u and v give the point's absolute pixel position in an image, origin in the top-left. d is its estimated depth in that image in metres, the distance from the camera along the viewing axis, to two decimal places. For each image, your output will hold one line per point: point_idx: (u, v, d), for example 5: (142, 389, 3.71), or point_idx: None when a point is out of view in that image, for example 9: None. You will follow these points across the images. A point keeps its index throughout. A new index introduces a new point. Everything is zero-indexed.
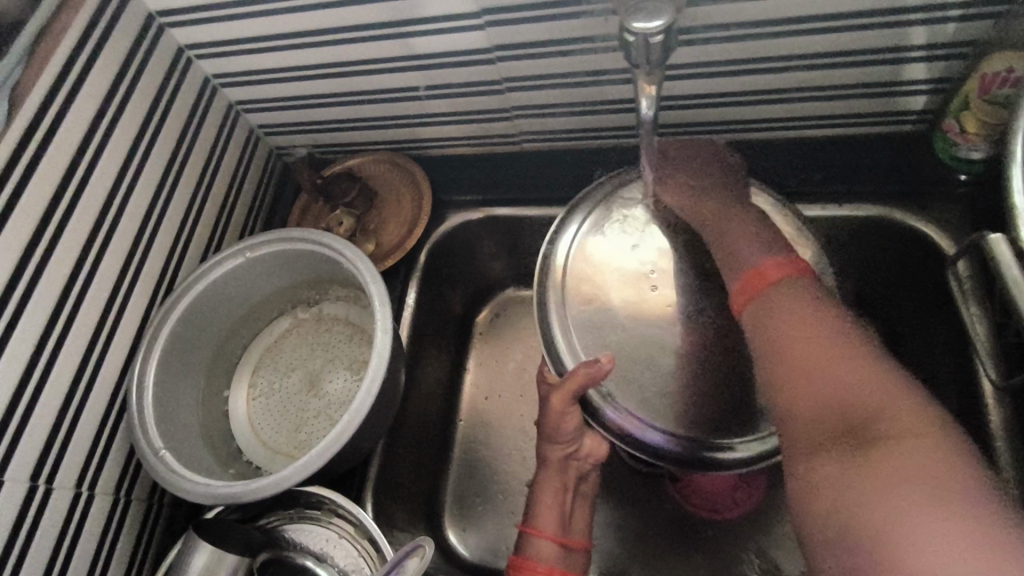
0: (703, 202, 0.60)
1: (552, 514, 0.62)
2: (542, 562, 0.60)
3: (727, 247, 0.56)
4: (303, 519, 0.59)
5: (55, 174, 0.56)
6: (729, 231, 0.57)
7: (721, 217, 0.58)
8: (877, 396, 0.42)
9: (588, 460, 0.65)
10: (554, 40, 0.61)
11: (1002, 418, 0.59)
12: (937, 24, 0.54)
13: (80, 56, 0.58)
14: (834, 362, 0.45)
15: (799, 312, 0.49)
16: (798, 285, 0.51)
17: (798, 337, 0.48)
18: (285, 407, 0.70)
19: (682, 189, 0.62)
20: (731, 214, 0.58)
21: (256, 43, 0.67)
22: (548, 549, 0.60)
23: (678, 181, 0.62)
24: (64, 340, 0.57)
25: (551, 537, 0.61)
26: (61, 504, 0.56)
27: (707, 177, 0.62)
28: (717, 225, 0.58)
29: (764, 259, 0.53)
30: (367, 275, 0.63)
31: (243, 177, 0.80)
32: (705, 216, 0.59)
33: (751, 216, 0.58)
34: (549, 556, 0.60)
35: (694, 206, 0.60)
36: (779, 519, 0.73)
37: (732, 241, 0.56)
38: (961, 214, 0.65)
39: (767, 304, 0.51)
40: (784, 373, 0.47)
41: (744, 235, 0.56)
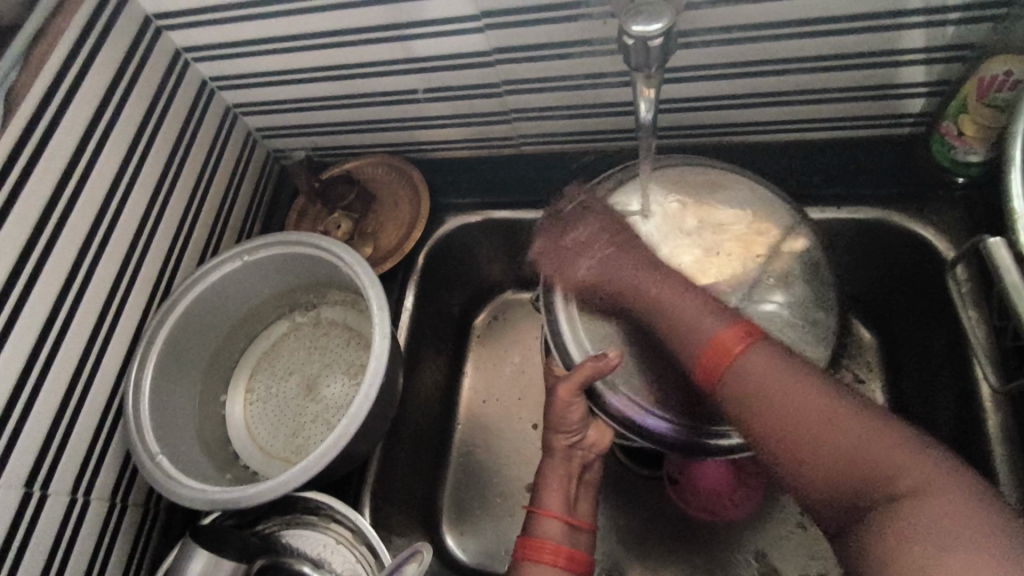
0: (629, 269, 0.58)
1: (558, 499, 0.60)
2: (550, 541, 0.57)
3: (672, 313, 0.54)
4: (301, 525, 0.58)
5: (52, 178, 0.55)
6: (665, 300, 0.55)
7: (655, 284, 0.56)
8: (878, 439, 0.43)
9: (592, 449, 0.63)
10: (553, 43, 0.61)
11: (998, 422, 0.58)
12: (936, 27, 0.54)
13: (77, 58, 0.57)
14: (830, 421, 0.45)
15: (770, 380, 0.48)
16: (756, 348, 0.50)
17: (781, 393, 0.47)
18: (283, 411, 0.70)
19: (602, 263, 0.60)
20: (659, 277, 0.57)
21: (254, 46, 0.67)
22: (556, 530, 0.58)
23: (592, 255, 0.61)
24: (60, 344, 0.56)
25: (557, 518, 0.59)
26: (57, 509, 0.55)
27: (609, 247, 0.61)
28: (654, 293, 0.56)
29: (717, 327, 0.51)
30: (365, 279, 0.62)
31: (241, 180, 0.80)
32: (639, 285, 0.57)
33: (673, 277, 0.56)
34: (556, 538, 0.58)
35: (621, 276, 0.59)
36: (778, 523, 0.73)
37: (676, 312, 0.54)
38: (959, 218, 0.65)
39: (737, 381, 0.49)
40: (776, 423, 0.47)
41: (683, 301, 0.54)
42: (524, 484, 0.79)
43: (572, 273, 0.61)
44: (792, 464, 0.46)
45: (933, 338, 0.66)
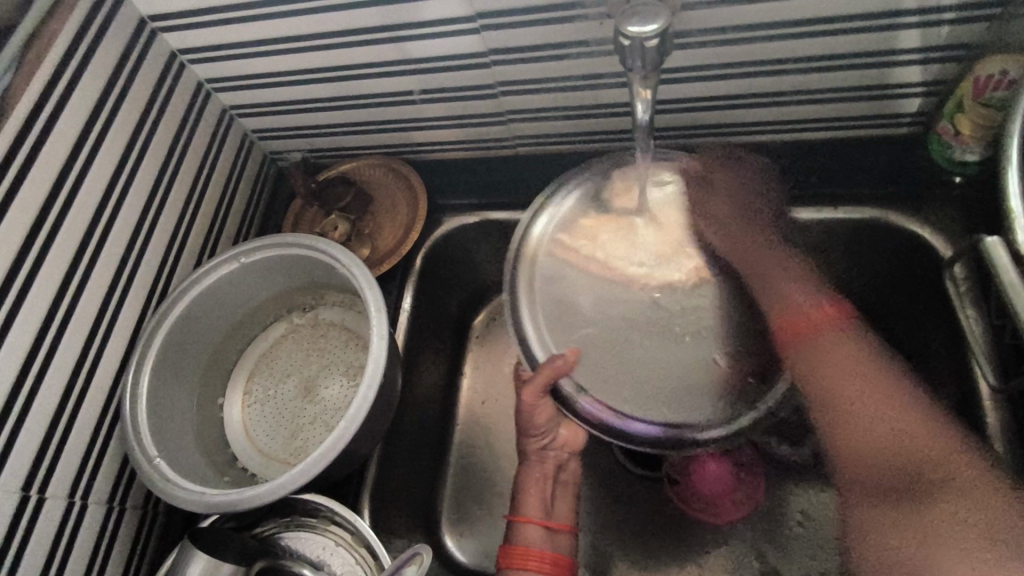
0: (745, 233, 0.62)
1: (535, 503, 0.61)
2: (533, 546, 0.58)
3: (767, 281, 0.59)
4: (300, 527, 0.58)
5: (47, 180, 0.55)
6: (764, 269, 0.59)
7: (753, 255, 0.60)
8: (923, 431, 0.47)
9: (564, 450, 0.64)
10: (549, 43, 0.61)
11: (999, 421, 0.58)
12: (931, 27, 0.55)
13: (72, 60, 0.57)
14: (891, 405, 0.49)
15: (843, 360, 0.52)
16: (835, 328, 0.54)
17: (843, 376, 0.51)
18: (281, 413, 0.70)
19: (730, 215, 0.63)
20: (770, 252, 0.61)
21: (250, 47, 0.67)
22: (537, 535, 0.59)
23: (730, 209, 0.63)
24: (56, 347, 0.56)
25: (536, 522, 0.59)
26: (54, 512, 0.55)
27: (754, 210, 0.64)
28: (752, 262, 0.60)
29: (806, 304, 0.56)
30: (362, 281, 0.62)
31: (238, 182, 0.80)
32: (742, 248, 0.61)
33: (774, 250, 0.61)
34: (538, 542, 0.58)
35: (738, 233, 0.62)
36: (778, 522, 0.73)
37: (772, 282, 0.58)
38: (957, 216, 0.65)
39: (812, 352, 0.54)
40: (827, 402, 0.51)
41: (783, 275, 0.59)
42: None
43: (713, 211, 0.63)
44: (844, 445, 0.50)
45: (931, 335, 0.67)
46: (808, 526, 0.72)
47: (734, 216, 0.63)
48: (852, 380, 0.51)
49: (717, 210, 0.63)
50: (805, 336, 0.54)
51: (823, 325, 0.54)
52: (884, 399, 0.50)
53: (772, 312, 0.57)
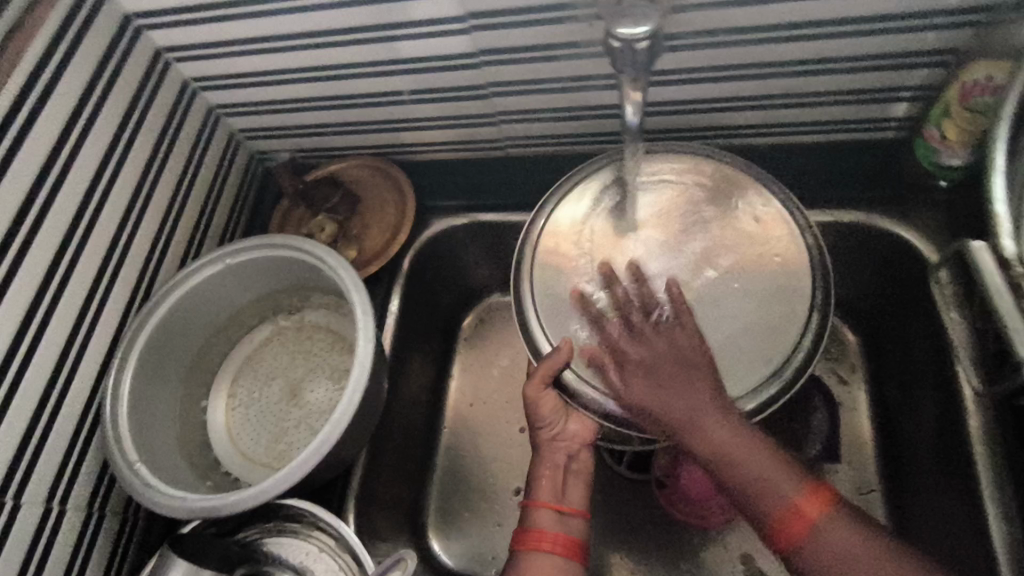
0: (675, 397, 0.52)
1: (551, 485, 0.59)
2: (548, 529, 0.57)
3: (701, 437, 0.51)
4: (283, 533, 0.57)
5: (26, 179, 0.54)
6: (723, 450, 0.50)
7: (687, 412, 0.52)
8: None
9: (575, 441, 0.62)
10: (539, 45, 0.61)
11: (982, 424, 0.58)
12: (919, 33, 0.55)
13: (53, 57, 0.56)
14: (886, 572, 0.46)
15: (852, 556, 0.46)
16: (830, 513, 0.48)
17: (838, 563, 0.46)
18: (265, 416, 0.69)
19: (639, 388, 0.54)
20: (700, 406, 0.52)
21: (237, 46, 0.66)
22: (550, 518, 0.57)
23: (637, 373, 0.54)
24: (35, 350, 0.55)
25: (549, 505, 0.58)
26: (31, 517, 0.54)
27: (664, 359, 0.54)
28: (689, 428, 0.51)
29: (791, 491, 0.49)
30: (349, 283, 0.62)
31: (223, 182, 0.79)
32: (664, 398, 0.53)
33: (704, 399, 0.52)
34: (551, 526, 0.57)
35: (661, 397, 0.53)
36: (765, 526, 0.73)
37: (745, 461, 0.50)
38: (942, 221, 0.65)
39: (815, 557, 0.47)
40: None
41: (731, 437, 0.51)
42: (510, 488, 0.78)
43: (615, 387, 0.55)
44: None
45: (918, 338, 0.66)
46: None
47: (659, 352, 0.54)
48: (859, 568, 0.46)
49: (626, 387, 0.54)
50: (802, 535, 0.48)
51: (811, 517, 0.48)
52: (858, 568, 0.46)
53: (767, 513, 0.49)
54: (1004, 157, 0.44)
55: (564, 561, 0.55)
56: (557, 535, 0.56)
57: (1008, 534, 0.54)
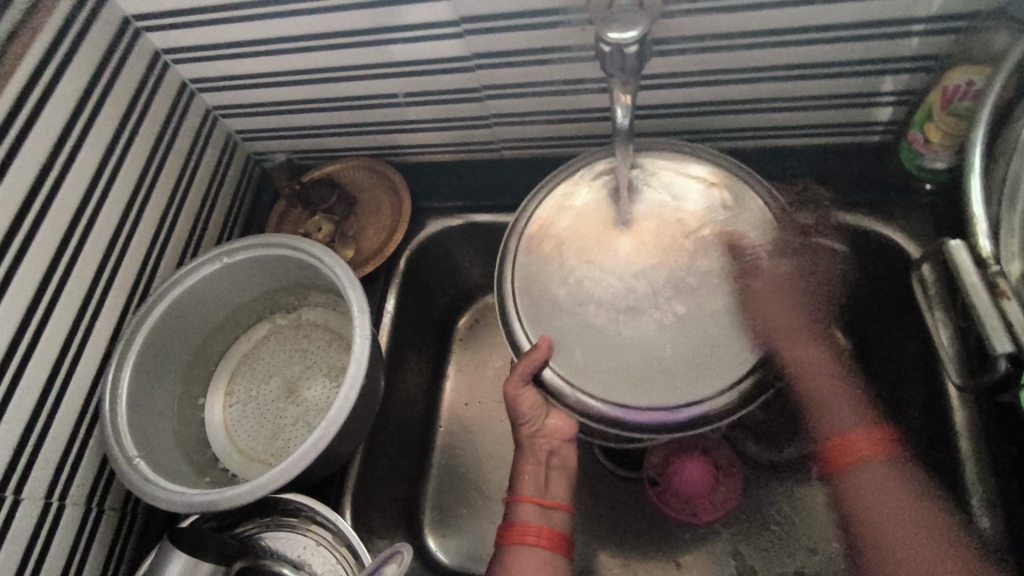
0: (785, 317, 0.58)
1: (534, 480, 0.60)
2: (531, 522, 0.58)
3: (792, 345, 0.57)
4: (282, 527, 0.58)
5: (27, 178, 0.55)
6: (812, 374, 0.58)
7: (785, 329, 0.57)
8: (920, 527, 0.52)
9: (556, 438, 0.62)
10: (533, 49, 0.62)
11: (967, 419, 0.60)
12: (901, 39, 0.56)
13: (53, 58, 0.57)
14: (913, 511, 0.53)
15: (886, 493, 0.54)
16: (880, 454, 0.55)
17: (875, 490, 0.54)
18: (262, 413, 0.70)
19: (757, 300, 0.58)
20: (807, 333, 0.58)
21: (234, 48, 0.67)
22: (533, 513, 0.59)
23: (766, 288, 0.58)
24: (34, 347, 0.56)
25: (532, 500, 0.59)
26: (31, 513, 0.55)
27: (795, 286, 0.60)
28: (798, 352, 0.58)
29: (850, 427, 0.57)
30: (346, 281, 0.63)
31: (221, 183, 0.80)
32: (776, 313, 0.57)
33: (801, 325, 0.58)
34: (535, 520, 0.58)
35: (772, 318, 0.57)
36: (755, 522, 0.74)
37: (820, 387, 0.58)
38: (925, 222, 0.67)
39: (852, 485, 0.55)
40: (864, 502, 0.54)
41: (824, 369, 0.58)
42: (505, 486, 0.79)
43: (740, 294, 0.58)
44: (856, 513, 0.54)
45: (904, 336, 0.67)
46: (785, 525, 0.73)
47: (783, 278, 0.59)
48: (886, 506, 0.53)
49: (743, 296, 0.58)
50: (850, 466, 0.56)
51: (862, 453, 0.56)
52: (893, 502, 0.53)
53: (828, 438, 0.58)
54: (982, 158, 0.46)
55: (548, 554, 0.56)
56: (539, 528, 0.57)
57: (989, 522, 0.57)
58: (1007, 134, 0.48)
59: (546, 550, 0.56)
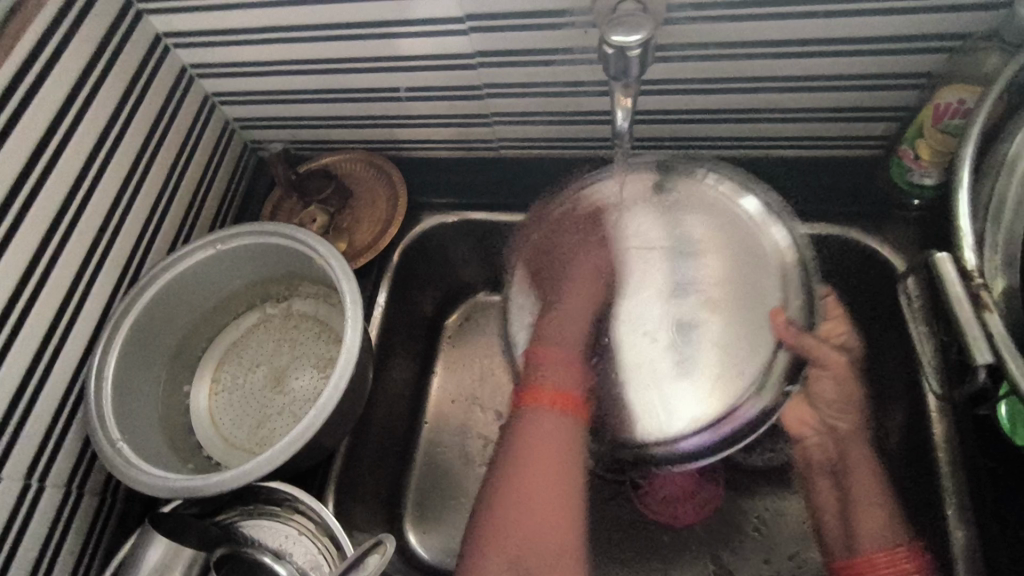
0: (851, 410, 0.66)
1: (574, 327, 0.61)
2: (548, 386, 0.57)
3: (835, 397, 0.65)
4: (262, 515, 0.58)
5: (20, 155, 0.54)
6: (853, 474, 0.63)
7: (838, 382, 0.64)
8: None
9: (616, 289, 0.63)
10: (535, 48, 0.63)
11: (944, 430, 0.61)
12: (897, 56, 0.57)
13: (53, 35, 0.57)
14: None
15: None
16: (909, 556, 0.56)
17: None
18: (248, 402, 0.70)
19: (841, 381, 0.65)
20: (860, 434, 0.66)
21: (237, 35, 0.67)
22: (552, 377, 0.58)
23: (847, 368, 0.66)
24: (20, 326, 0.55)
25: (567, 366, 0.58)
26: (9, 493, 0.54)
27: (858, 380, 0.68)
28: (843, 442, 0.65)
29: (880, 527, 0.58)
30: (339, 273, 0.63)
31: (216, 169, 0.79)
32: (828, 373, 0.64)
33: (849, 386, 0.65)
34: (548, 384, 0.57)
35: (834, 401, 0.65)
36: (734, 528, 0.75)
37: (855, 476, 0.63)
38: (913, 235, 0.68)
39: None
40: None
41: (863, 467, 0.63)
42: None
43: (836, 369, 0.64)
44: None
45: (888, 346, 0.68)
46: (764, 532, 0.74)
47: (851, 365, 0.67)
48: None
49: (836, 371, 0.64)
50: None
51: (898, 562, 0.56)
52: None
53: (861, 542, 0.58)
54: (971, 175, 0.47)
55: (564, 417, 0.56)
56: (557, 392, 0.57)
57: (964, 534, 0.57)
58: (994, 154, 0.49)
59: (568, 417, 0.56)
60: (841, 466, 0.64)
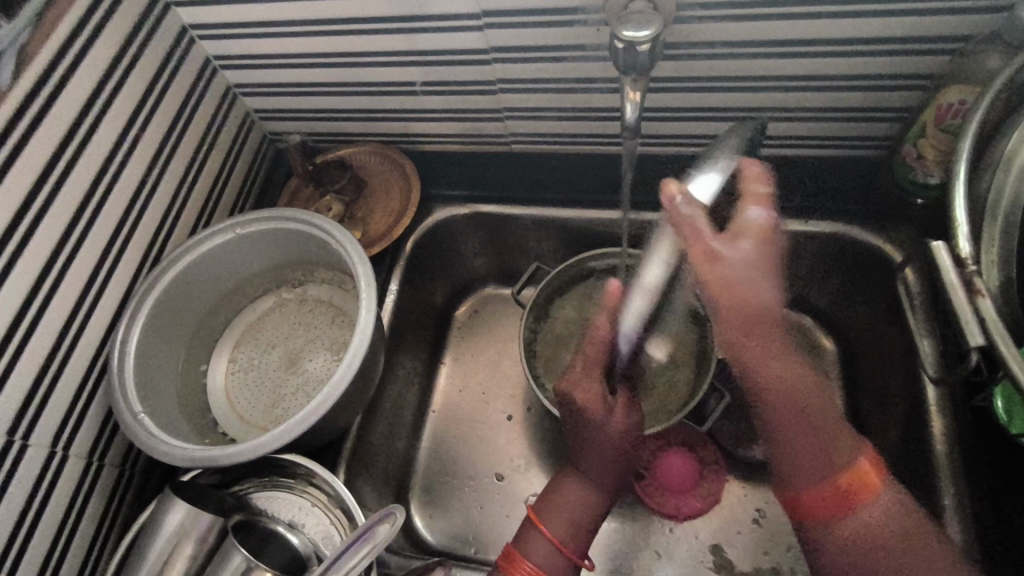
0: (747, 305, 0.50)
1: (563, 530, 0.59)
2: (532, 558, 0.57)
3: (717, 287, 0.50)
4: (277, 487, 0.60)
5: (53, 137, 0.57)
6: (768, 388, 0.51)
7: (717, 263, 0.50)
8: None
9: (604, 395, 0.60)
10: (547, 45, 0.65)
11: (943, 428, 0.62)
12: (899, 56, 0.59)
13: (88, 24, 0.59)
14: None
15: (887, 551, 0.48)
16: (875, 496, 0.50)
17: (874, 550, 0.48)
18: (264, 382, 0.72)
19: (718, 276, 0.50)
20: (770, 324, 0.50)
21: (260, 28, 0.69)
22: (542, 549, 0.57)
23: (742, 248, 0.50)
24: (49, 301, 0.57)
25: (560, 549, 0.58)
26: (36, 460, 0.56)
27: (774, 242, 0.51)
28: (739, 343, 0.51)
29: (831, 468, 0.50)
30: (354, 257, 0.65)
31: (237, 158, 0.82)
32: (705, 252, 0.50)
33: (723, 261, 0.50)
34: (534, 556, 0.57)
35: (727, 286, 0.50)
36: (734, 519, 0.76)
37: (774, 396, 0.51)
38: (914, 234, 0.70)
39: (850, 529, 0.49)
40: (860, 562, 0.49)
41: (780, 378, 0.50)
42: (493, 470, 0.81)
43: (706, 247, 0.50)
44: None
45: (889, 343, 0.70)
46: (763, 523, 0.75)
47: (766, 228, 0.51)
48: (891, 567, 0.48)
49: (700, 263, 0.51)
50: (844, 511, 0.50)
51: (859, 497, 0.50)
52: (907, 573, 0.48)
53: (808, 477, 0.50)
54: (967, 169, 0.48)
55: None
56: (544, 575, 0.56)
57: (959, 528, 0.58)
58: (991, 151, 0.51)
59: None
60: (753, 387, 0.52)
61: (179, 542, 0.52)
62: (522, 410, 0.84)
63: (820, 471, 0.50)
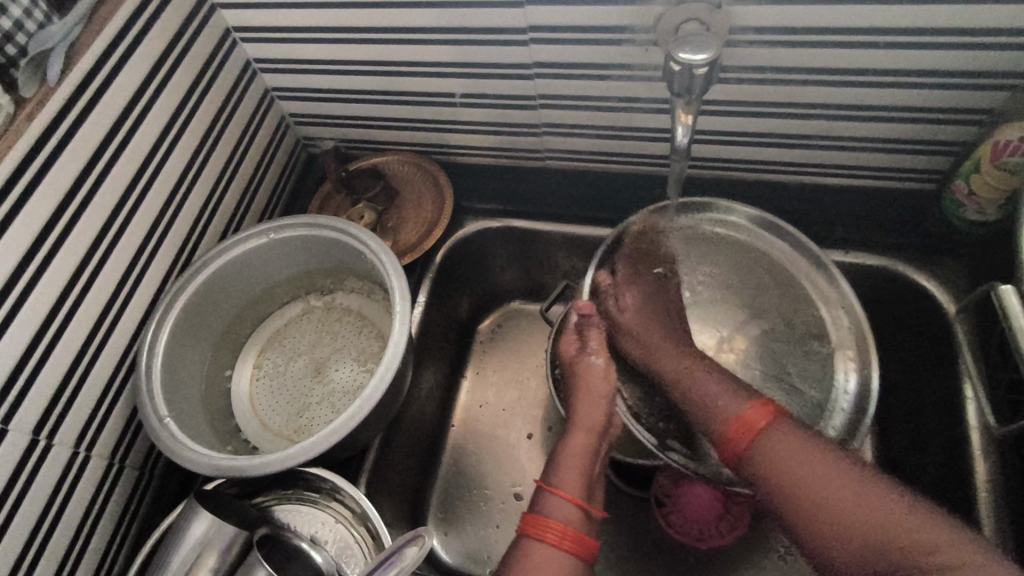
0: (648, 338, 0.64)
1: (579, 488, 0.57)
2: (558, 519, 0.55)
3: (641, 340, 0.64)
4: (300, 502, 0.60)
5: (96, 134, 0.56)
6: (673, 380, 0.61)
7: (629, 323, 0.66)
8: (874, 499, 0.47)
9: (591, 352, 0.65)
10: (594, 63, 0.64)
11: (987, 473, 0.60)
12: (959, 90, 0.57)
13: (135, 23, 0.59)
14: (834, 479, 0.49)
15: (792, 456, 0.51)
16: (774, 420, 0.53)
17: (786, 461, 0.51)
18: (290, 390, 0.71)
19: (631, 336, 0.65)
20: (678, 354, 0.62)
21: (302, 34, 0.69)
22: (564, 510, 0.56)
23: (625, 306, 0.67)
24: (82, 299, 0.57)
25: (574, 501, 0.56)
26: (59, 460, 0.55)
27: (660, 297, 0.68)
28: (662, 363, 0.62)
29: (740, 406, 0.55)
30: (389, 267, 0.64)
31: (270, 161, 0.82)
32: (626, 320, 0.66)
33: (628, 313, 0.66)
34: (557, 515, 0.55)
35: (639, 331, 0.65)
36: (761, 553, 0.74)
37: (683, 373, 0.60)
38: (961, 273, 0.67)
39: (761, 457, 0.52)
40: (776, 480, 0.51)
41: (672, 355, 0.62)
42: (512, 489, 0.80)
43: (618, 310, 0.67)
44: (785, 504, 0.51)
45: (928, 384, 0.68)
46: (790, 560, 0.73)
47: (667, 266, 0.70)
48: (799, 470, 0.50)
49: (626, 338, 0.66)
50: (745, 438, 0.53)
51: (759, 427, 0.53)
52: (829, 470, 0.50)
53: (712, 426, 0.56)
54: None
55: (570, 559, 0.53)
56: (569, 530, 0.54)
57: None
58: None
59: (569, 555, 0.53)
60: (673, 392, 0.61)
61: (203, 552, 0.51)
62: (544, 429, 0.83)
63: (722, 410, 0.56)
